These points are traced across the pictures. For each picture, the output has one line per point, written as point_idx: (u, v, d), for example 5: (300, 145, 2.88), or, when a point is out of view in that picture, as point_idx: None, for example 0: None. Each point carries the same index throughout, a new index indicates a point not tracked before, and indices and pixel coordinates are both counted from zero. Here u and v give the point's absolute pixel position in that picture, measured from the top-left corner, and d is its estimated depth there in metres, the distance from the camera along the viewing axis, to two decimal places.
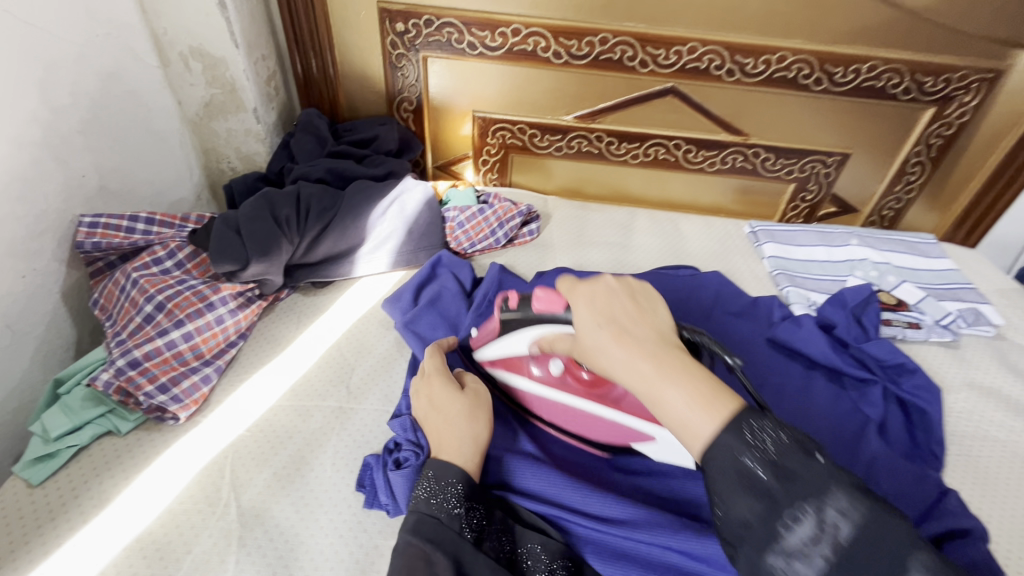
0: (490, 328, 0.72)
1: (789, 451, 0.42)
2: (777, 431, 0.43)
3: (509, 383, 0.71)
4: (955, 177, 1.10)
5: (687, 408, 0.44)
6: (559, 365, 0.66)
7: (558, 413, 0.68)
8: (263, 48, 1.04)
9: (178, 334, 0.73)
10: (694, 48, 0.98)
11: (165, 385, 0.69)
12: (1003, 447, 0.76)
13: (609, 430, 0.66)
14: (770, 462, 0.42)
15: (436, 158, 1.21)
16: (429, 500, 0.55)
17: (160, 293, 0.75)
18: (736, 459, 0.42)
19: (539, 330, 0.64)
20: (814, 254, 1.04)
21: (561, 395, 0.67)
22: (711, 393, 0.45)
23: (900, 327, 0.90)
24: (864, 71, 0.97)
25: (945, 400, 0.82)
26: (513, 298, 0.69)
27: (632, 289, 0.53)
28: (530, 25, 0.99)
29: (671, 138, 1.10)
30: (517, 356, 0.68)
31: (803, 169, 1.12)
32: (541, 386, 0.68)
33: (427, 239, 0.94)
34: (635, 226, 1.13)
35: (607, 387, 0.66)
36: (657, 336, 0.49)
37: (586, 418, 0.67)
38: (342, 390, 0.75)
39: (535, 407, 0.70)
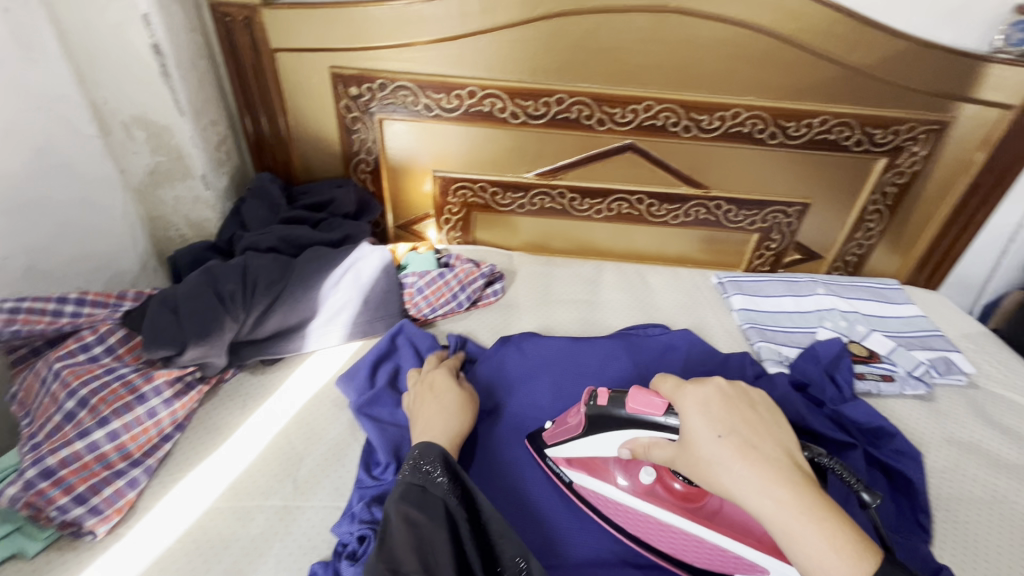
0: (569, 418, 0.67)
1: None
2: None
3: (588, 487, 0.66)
4: (913, 222, 1.12)
5: (830, 551, 0.43)
6: (649, 473, 0.64)
7: (645, 529, 0.63)
8: (212, 114, 1.02)
9: (102, 434, 0.66)
10: (649, 106, 0.98)
11: (83, 495, 0.63)
12: (989, 510, 0.73)
13: (709, 553, 0.61)
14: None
15: (398, 218, 1.18)
16: (416, 475, 0.58)
17: (84, 386, 0.68)
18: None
19: (632, 434, 0.58)
20: (783, 305, 1.03)
21: (650, 507, 0.62)
22: (849, 539, 0.44)
23: (874, 381, 0.88)
24: (816, 125, 0.99)
25: (925, 459, 0.79)
26: (602, 393, 0.62)
27: (739, 391, 0.52)
28: (486, 87, 0.98)
29: (633, 193, 1.10)
30: (591, 458, 0.65)
31: (765, 219, 1.12)
32: (630, 499, 0.63)
33: (385, 308, 0.90)
34: (603, 281, 1.11)
35: (700, 500, 0.63)
36: (779, 456, 0.48)
37: (680, 537, 0.62)
38: (288, 485, 0.69)
39: (614, 516, 0.65)
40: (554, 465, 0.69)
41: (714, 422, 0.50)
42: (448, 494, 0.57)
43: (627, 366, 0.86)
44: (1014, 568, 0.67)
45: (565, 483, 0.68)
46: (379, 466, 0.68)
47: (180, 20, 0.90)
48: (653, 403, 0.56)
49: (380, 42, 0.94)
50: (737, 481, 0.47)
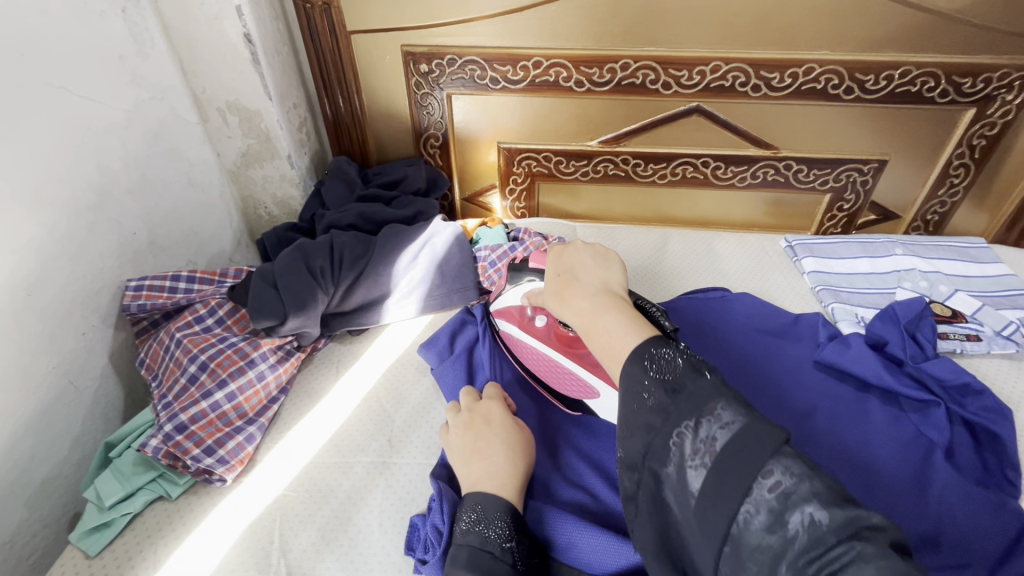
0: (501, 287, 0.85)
1: (678, 373, 0.48)
2: (679, 358, 0.49)
3: (502, 329, 0.82)
4: (1004, 176, 1.06)
5: (617, 330, 0.54)
6: (544, 320, 0.78)
7: (533, 361, 0.78)
8: (295, 97, 1.08)
9: (222, 394, 0.73)
10: (717, 67, 0.97)
11: (212, 447, 0.69)
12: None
13: (574, 385, 0.74)
14: (661, 382, 0.47)
15: (464, 191, 1.22)
16: (480, 533, 0.54)
17: (204, 353, 0.76)
18: (631, 388, 0.48)
19: (527, 288, 0.78)
20: (858, 267, 1.01)
21: (540, 343, 0.77)
22: (641, 324, 0.54)
23: (959, 341, 0.86)
24: (896, 77, 0.95)
25: (1016, 417, 0.77)
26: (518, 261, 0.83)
27: (603, 254, 0.66)
28: (551, 56, 1.00)
29: (699, 156, 1.09)
30: (511, 306, 0.81)
31: (838, 179, 1.09)
32: (523, 334, 0.79)
33: (460, 282, 0.92)
34: (668, 248, 1.11)
35: (583, 348, 0.75)
36: (603, 284, 0.61)
37: (557, 370, 0.75)
38: (382, 442, 0.74)
39: (512, 351, 0.80)
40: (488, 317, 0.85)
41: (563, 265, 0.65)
42: (515, 558, 0.53)
43: (698, 329, 0.88)
44: None
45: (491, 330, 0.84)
46: None
47: (266, 8, 0.97)
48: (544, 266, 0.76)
49: (449, 17, 0.98)
50: (564, 298, 0.61)
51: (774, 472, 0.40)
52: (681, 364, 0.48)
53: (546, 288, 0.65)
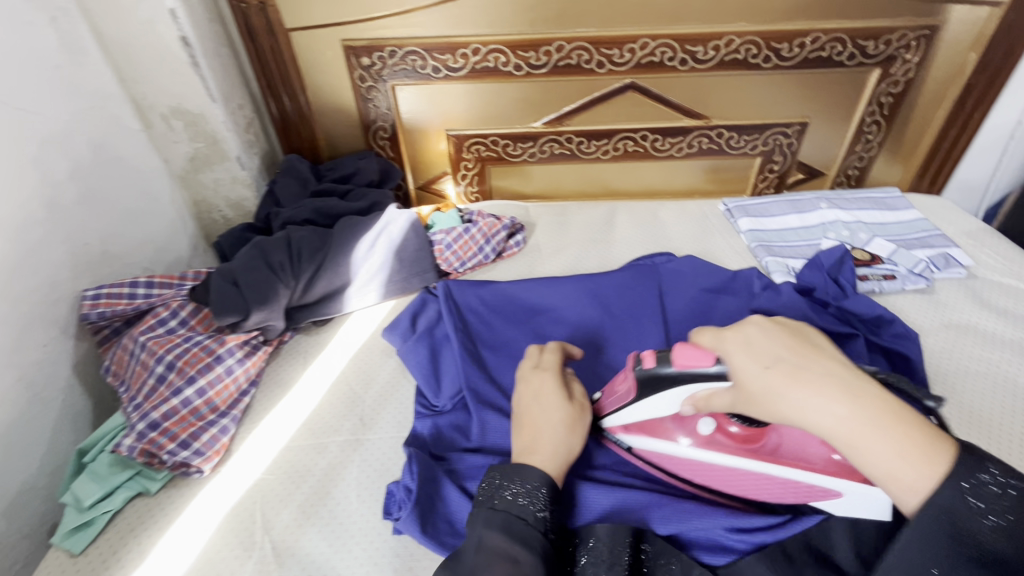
0: (615, 386, 0.67)
1: (1005, 510, 0.43)
2: (1005, 473, 0.44)
3: (646, 448, 0.66)
4: (912, 129, 1.16)
5: (899, 458, 0.45)
6: (708, 424, 0.62)
7: (703, 474, 0.64)
8: (239, 98, 1.09)
9: (192, 390, 0.75)
10: (645, 43, 1.03)
11: (186, 441, 0.71)
12: (989, 382, 0.80)
13: (784, 489, 0.60)
14: (999, 526, 0.43)
15: (417, 180, 1.25)
16: (520, 502, 0.56)
17: (170, 352, 0.77)
18: (967, 518, 0.44)
19: (690, 390, 0.59)
20: (788, 222, 1.09)
21: (716, 454, 0.62)
22: (926, 445, 0.45)
23: (876, 281, 0.95)
24: (808, 44, 1.03)
25: (925, 342, 0.87)
26: (647, 353, 0.62)
27: (794, 330, 0.53)
28: (488, 42, 1.04)
29: (637, 130, 1.15)
30: (653, 421, 0.64)
31: (766, 142, 1.17)
32: (685, 448, 0.64)
33: (418, 266, 0.96)
34: (616, 220, 1.17)
35: (760, 438, 0.61)
36: (838, 375, 0.48)
37: (757, 480, 0.61)
38: (354, 421, 0.77)
39: (666, 466, 0.66)
40: (613, 437, 0.69)
41: (752, 363, 0.50)
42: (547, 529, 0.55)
43: (645, 291, 0.94)
44: (1006, 422, 0.75)
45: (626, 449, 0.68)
46: (437, 399, 0.78)
47: (201, 10, 0.97)
48: (702, 359, 0.56)
49: (386, 10, 1.00)
50: (799, 406, 0.47)
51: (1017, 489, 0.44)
52: (1018, 495, 0.43)
53: (746, 391, 0.51)
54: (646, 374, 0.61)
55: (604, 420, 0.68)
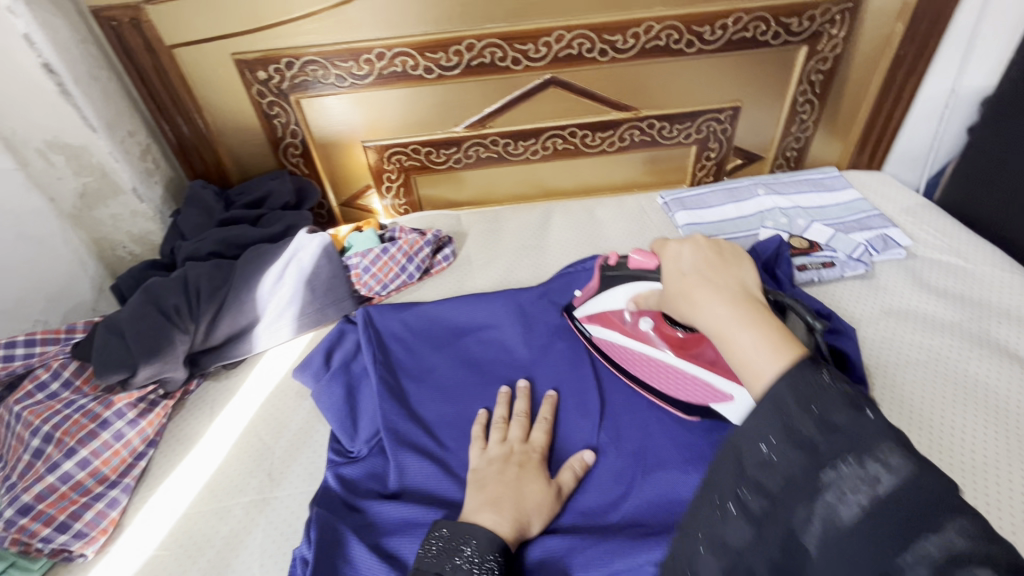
0: (592, 289, 0.83)
1: (831, 404, 0.39)
2: (840, 379, 0.41)
3: (603, 338, 0.79)
4: (846, 105, 1.12)
5: (755, 349, 0.45)
6: (648, 322, 0.75)
7: (642, 368, 0.74)
8: (128, 124, 0.99)
9: (72, 464, 0.68)
10: (561, 36, 0.97)
11: (66, 523, 0.64)
12: (941, 390, 0.74)
13: (694, 389, 0.70)
14: (817, 416, 0.39)
15: (339, 196, 1.18)
16: (469, 571, 0.53)
17: (46, 423, 0.69)
18: (782, 416, 0.40)
19: (632, 286, 0.77)
20: (725, 213, 1.05)
21: (651, 348, 0.74)
22: (781, 340, 0.45)
23: (815, 270, 0.91)
24: (730, 26, 0.98)
25: (863, 332, 0.83)
26: (613, 258, 0.82)
27: (716, 246, 0.58)
28: (393, 46, 0.96)
29: (565, 127, 1.09)
30: (609, 312, 0.79)
31: (699, 130, 1.12)
32: (629, 339, 0.76)
33: (333, 293, 0.90)
34: (551, 223, 1.12)
35: (697, 347, 0.71)
36: (741, 290, 0.52)
37: (672, 375, 0.71)
38: (261, 477, 0.71)
39: (617, 360, 0.77)
40: (580, 325, 0.82)
41: (678, 262, 0.57)
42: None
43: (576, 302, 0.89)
44: (947, 415, 0.71)
45: (586, 338, 0.81)
46: (352, 443, 0.73)
47: (67, 32, 0.87)
48: (645, 260, 0.73)
49: (276, 18, 0.92)
50: (694, 299, 0.52)
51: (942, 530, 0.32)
52: (836, 390, 0.40)
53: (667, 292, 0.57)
54: (613, 272, 0.82)
55: (576, 310, 0.83)
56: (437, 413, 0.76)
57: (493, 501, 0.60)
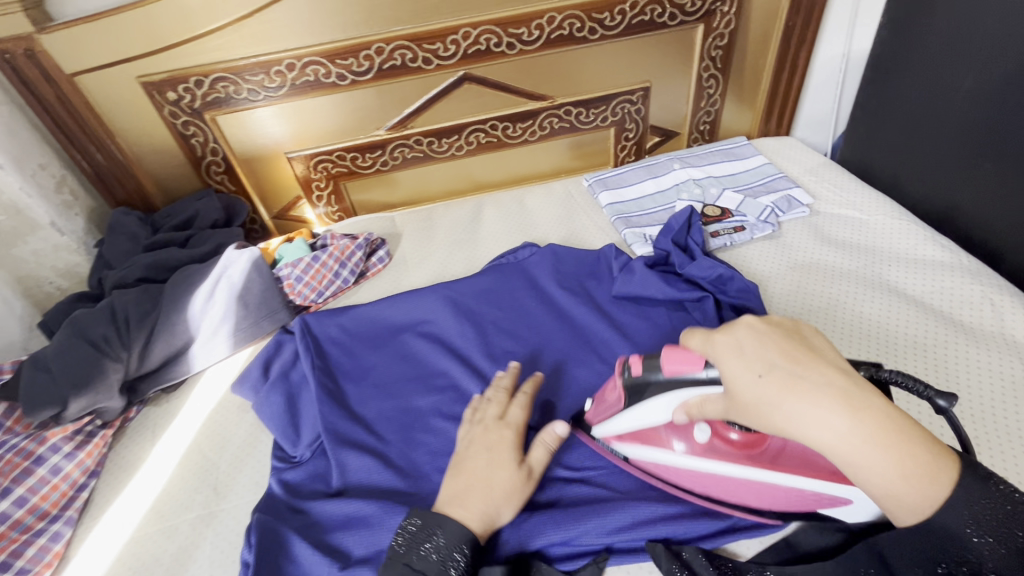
0: (614, 398, 0.65)
1: (1012, 535, 0.40)
2: (1015, 496, 0.41)
3: (645, 460, 0.66)
4: (748, 77, 1.19)
5: (900, 480, 0.41)
6: (704, 430, 0.60)
7: (713, 485, 0.62)
8: (37, 156, 0.96)
9: (8, 503, 0.68)
10: (467, 33, 0.99)
11: (7, 561, 0.65)
12: (851, 326, 0.81)
13: (785, 497, 0.58)
14: (993, 545, 0.40)
15: (271, 210, 1.17)
16: (437, 559, 0.56)
17: None
18: (957, 538, 0.41)
19: (686, 397, 0.56)
20: (645, 190, 1.10)
21: (714, 462, 0.60)
22: (930, 465, 0.41)
23: (727, 235, 0.98)
24: (628, 10, 1.03)
25: (770, 289, 0.89)
26: (636, 364, 0.61)
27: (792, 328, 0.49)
28: (302, 56, 0.97)
29: (485, 121, 1.12)
30: (650, 430, 0.63)
31: (615, 112, 1.17)
32: (687, 457, 0.62)
33: (267, 306, 0.91)
34: (482, 216, 1.15)
35: (763, 446, 0.58)
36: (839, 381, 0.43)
37: (749, 485, 0.59)
38: (206, 491, 0.72)
39: (679, 482, 0.64)
40: (607, 445, 0.69)
41: (745, 359, 0.47)
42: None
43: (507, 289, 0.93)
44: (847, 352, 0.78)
45: (621, 459, 0.68)
46: (294, 448, 0.75)
47: None
48: (688, 367, 0.54)
49: (179, 37, 0.92)
50: (792, 415, 0.43)
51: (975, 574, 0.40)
52: (1016, 518, 0.40)
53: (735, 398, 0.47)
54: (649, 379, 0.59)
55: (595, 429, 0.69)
56: (377, 410, 0.79)
57: (472, 496, 0.61)
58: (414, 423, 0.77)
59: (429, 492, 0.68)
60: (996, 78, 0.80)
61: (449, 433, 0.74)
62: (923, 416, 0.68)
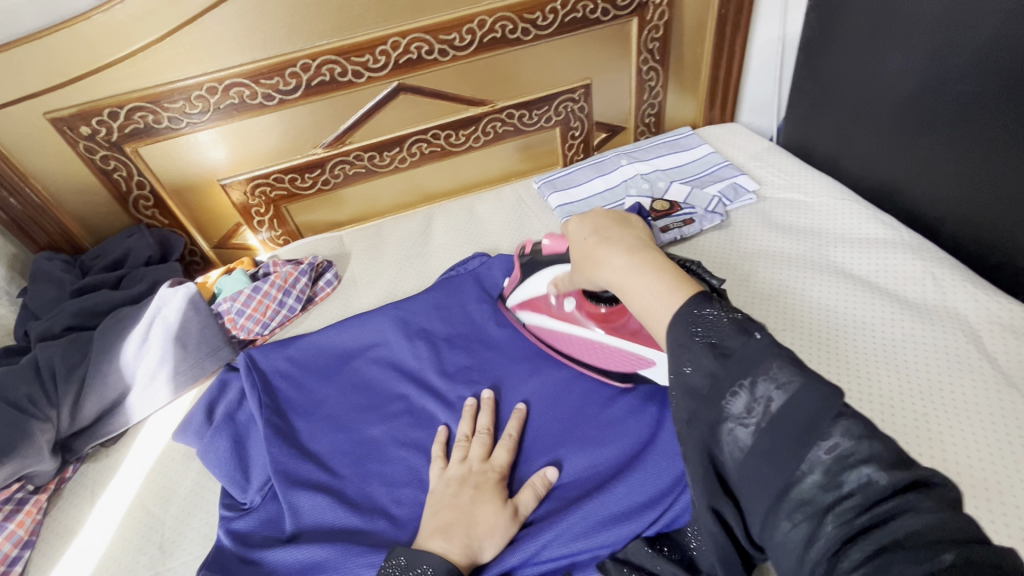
0: (518, 275, 0.87)
1: (724, 333, 0.41)
2: (730, 309, 0.43)
3: (536, 323, 0.82)
4: (688, 66, 1.19)
5: (656, 295, 0.47)
6: (571, 302, 0.77)
7: (575, 347, 0.78)
8: None
9: None
10: (396, 43, 0.96)
11: None
12: (815, 342, 0.77)
13: (621, 359, 0.74)
14: (713, 349, 0.41)
15: (210, 239, 1.12)
16: None
17: None
18: (679, 347, 0.42)
19: (554, 272, 0.78)
20: (594, 189, 1.08)
21: (580, 328, 0.77)
22: (676, 282, 0.47)
23: (677, 228, 0.96)
24: (559, 9, 1.01)
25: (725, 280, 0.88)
26: (528, 248, 0.87)
27: (619, 214, 0.59)
28: (223, 78, 0.92)
29: (426, 130, 1.09)
30: (536, 298, 0.82)
31: (558, 112, 1.15)
32: (558, 322, 0.79)
33: (207, 344, 0.87)
34: (432, 227, 1.12)
35: (620, 319, 0.75)
36: (635, 242, 0.53)
37: (600, 348, 0.76)
38: (152, 551, 0.68)
39: (553, 344, 0.81)
40: (515, 312, 0.87)
41: (581, 230, 0.58)
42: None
43: (458, 304, 0.90)
44: (819, 334, 0.78)
45: (523, 325, 0.85)
46: (244, 493, 0.71)
47: None
48: (555, 246, 0.79)
49: (87, 68, 0.87)
50: (597, 260, 0.54)
51: (830, 435, 0.37)
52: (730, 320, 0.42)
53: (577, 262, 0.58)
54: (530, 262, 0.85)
55: (509, 300, 0.88)
56: (330, 444, 0.75)
57: (457, 528, 0.58)
58: (370, 454, 0.74)
59: (388, 527, 0.66)
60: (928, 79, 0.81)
61: (406, 462, 0.72)
62: (899, 390, 0.69)
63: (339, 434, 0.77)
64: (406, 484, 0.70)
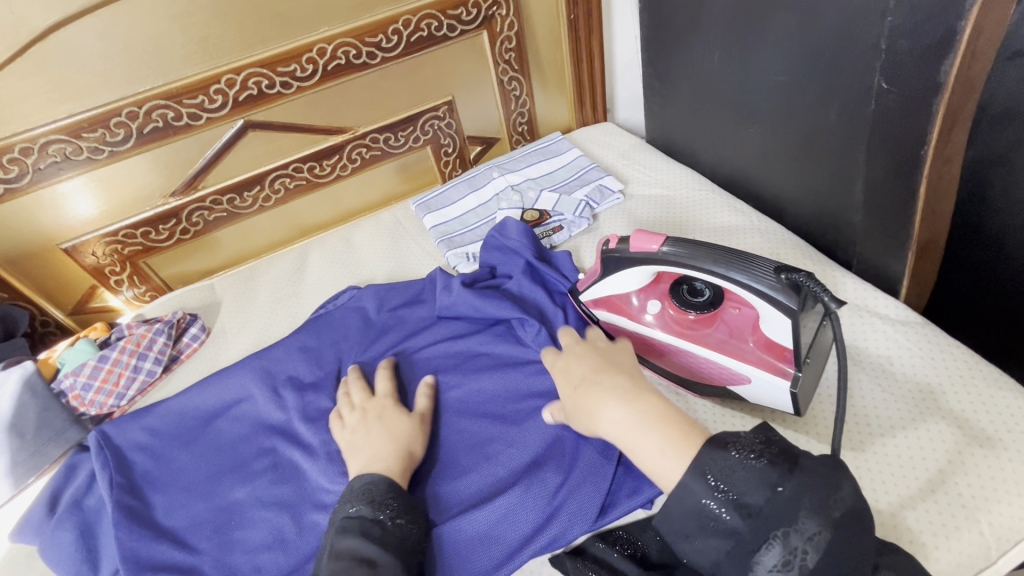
0: (592, 269, 0.77)
1: (745, 486, 0.43)
2: (749, 453, 0.45)
3: (612, 323, 0.77)
4: (549, 71, 1.20)
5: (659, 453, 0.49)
6: (656, 305, 0.74)
7: (652, 351, 0.74)
8: None
9: None
10: (231, 80, 0.91)
11: None
12: (691, 222, 0.94)
13: (706, 369, 0.69)
14: (733, 503, 0.43)
15: (64, 307, 1.03)
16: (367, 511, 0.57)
17: None
18: (699, 501, 0.44)
19: (644, 266, 0.70)
20: (467, 205, 1.08)
21: (656, 330, 0.72)
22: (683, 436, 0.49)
23: (547, 237, 0.97)
24: (403, 30, 1.00)
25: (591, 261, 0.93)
26: (613, 239, 0.73)
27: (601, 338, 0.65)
28: (39, 136, 0.85)
29: (286, 164, 1.04)
30: (613, 297, 0.77)
31: (425, 131, 1.14)
32: (638, 325, 0.74)
33: (49, 429, 0.80)
34: (307, 264, 1.07)
35: (706, 327, 0.70)
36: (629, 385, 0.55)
37: (681, 356, 0.71)
38: None
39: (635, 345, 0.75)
40: (587, 308, 0.80)
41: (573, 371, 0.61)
42: (403, 535, 0.56)
43: (326, 344, 0.86)
44: (690, 217, 0.95)
45: (595, 322, 0.80)
46: None
47: None
48: (651, 243, 0.68)
49: None
50: (591, 413, 0.55)
51: (816, 552, 0.41)
52: (751, 469, 0.44)
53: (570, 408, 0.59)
54: (613, 256, 0.72)
55: (580, 294, 0.80)
56: (189, 517, 0.71)
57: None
58: (231, 520, 0.70)
59: None
60: (771, 80, 0.79)
61: (268, 523, 0.68)
62: (752, 231, 0.89)
63: (199, 503, 0.72)
64: (267, 548, 0.66)
